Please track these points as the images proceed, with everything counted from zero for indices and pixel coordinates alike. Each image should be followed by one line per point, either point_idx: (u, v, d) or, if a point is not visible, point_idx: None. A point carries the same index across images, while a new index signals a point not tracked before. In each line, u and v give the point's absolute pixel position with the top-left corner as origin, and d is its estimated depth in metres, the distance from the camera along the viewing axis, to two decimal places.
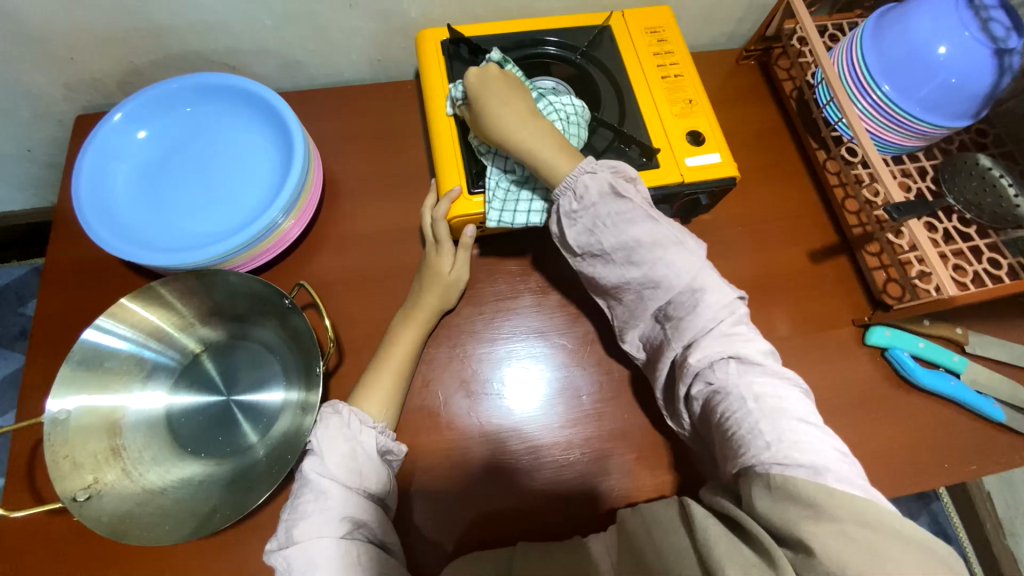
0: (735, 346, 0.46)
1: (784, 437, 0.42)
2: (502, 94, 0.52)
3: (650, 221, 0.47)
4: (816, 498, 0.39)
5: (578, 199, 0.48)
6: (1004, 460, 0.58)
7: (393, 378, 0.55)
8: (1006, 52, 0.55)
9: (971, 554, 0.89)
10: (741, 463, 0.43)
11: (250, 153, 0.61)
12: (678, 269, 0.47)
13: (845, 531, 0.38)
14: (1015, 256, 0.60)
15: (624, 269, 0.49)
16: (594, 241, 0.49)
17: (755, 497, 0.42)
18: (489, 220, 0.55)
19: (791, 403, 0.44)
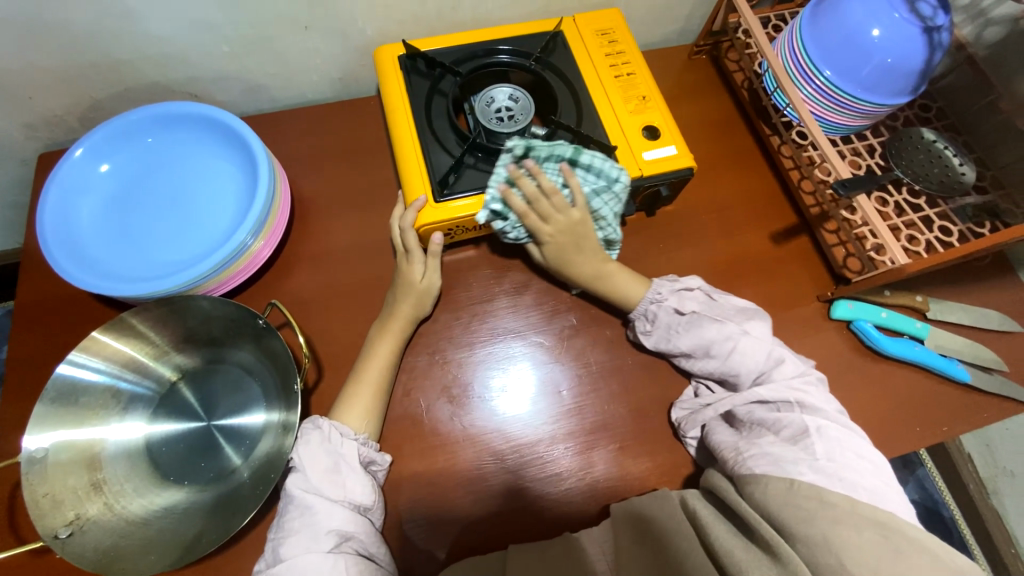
0: (802, 394, 0.52)
1: (835, 459, 0.47)
2: (572, 250, 0.60)
3: (721, 322, 0.57)
4: (843, 506, 0.44)
5: (651, 322, 0.59)
6: (973, 419, 0.60)
7: (372, 391, 0.55)
8: (935, 29, 0.57)
9: (959, 517, 0.92)
10: (786, 465, 0.48)
11: (215, 179, 0.62)
12: (752, 355, 0.55)
13: (862, 532, 0.42)
14: (964, 223, 0.62)
15: (703, 360, 0.57)
16: (674, 347, 0.58)
17: (772, 485, 0.47)
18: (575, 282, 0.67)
19: (848, 439, 0.49)
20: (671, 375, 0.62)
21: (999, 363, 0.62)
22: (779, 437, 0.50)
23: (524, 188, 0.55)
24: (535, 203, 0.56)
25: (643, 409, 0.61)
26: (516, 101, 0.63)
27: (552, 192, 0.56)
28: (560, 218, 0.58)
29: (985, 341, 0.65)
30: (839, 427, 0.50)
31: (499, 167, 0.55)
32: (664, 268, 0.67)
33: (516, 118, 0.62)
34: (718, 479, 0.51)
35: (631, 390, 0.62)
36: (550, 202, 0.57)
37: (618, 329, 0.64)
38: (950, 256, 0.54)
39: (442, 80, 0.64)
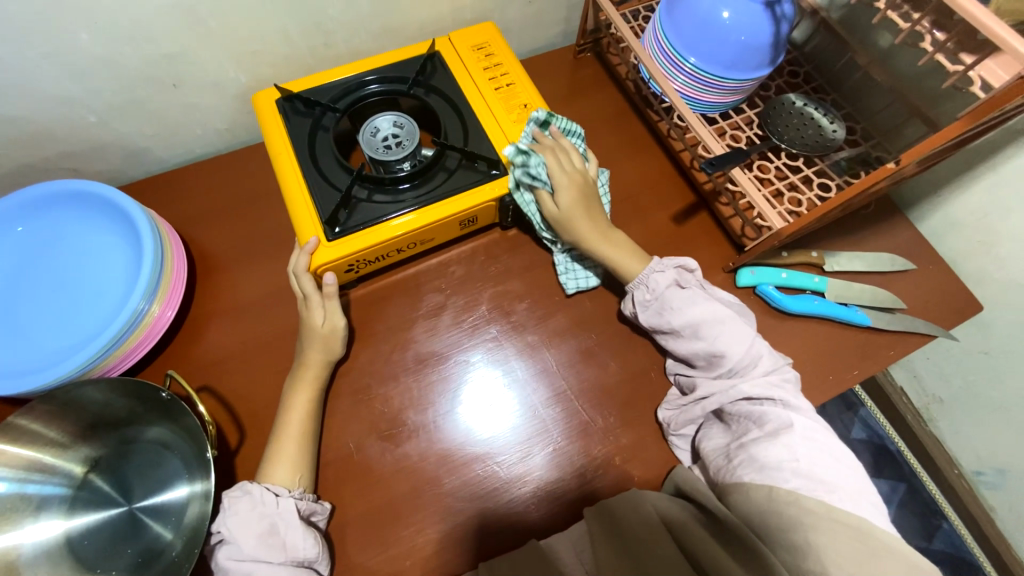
0: (781, 393, 0.53)
1: (815, 465, 0.49)
2: (585, 200, 0.61)
3: (711, 301, 0.58)
4: (819, 513, 0.47)
5: (650, 291, 0.59)
6: (881, 358, 0.63)
7: (296, 443, 0.53)
8: (775, 4, 0.61)
9: (904, 448, 0.98)
10: (766, 472, 0.50)
11: (102, 255, 0.60)
12: (734, 341, 0.55)
13: (836, 534, 0.46)
14: (841, 176, 0.66)
15: (690, 341, 0.57)
16: (664, 322, 0.58)
17: (756, 492, 0.50)
18: (568, 288, 0.65)
19: (829, 444, 0.51)
20: (598, 369, 0.63)
21: (897, 302, 0.66)
22: (763, 437, 0.52)
23: (542, 140, 0.62)
24: (548, 149, 0.62)
25: (576, 408, 0.61)
26: (401, 127, 0.63)
27: (569, 152, 0.63)
28: (576, 169, 0.62)
29: (883, 283, 0.68)
30: (817, 428, 0.52)
31: (533, 113, 0.63)
32: None
33: (403, 144, 0.62)
34: (693, 481, 0.54)
35: (562, 391, 0.62)
36: (566, 157, 0.63)
37: (540, 333, 0.65)
38: (829, 207, 0.53)
39: (324, 117, 0.63)
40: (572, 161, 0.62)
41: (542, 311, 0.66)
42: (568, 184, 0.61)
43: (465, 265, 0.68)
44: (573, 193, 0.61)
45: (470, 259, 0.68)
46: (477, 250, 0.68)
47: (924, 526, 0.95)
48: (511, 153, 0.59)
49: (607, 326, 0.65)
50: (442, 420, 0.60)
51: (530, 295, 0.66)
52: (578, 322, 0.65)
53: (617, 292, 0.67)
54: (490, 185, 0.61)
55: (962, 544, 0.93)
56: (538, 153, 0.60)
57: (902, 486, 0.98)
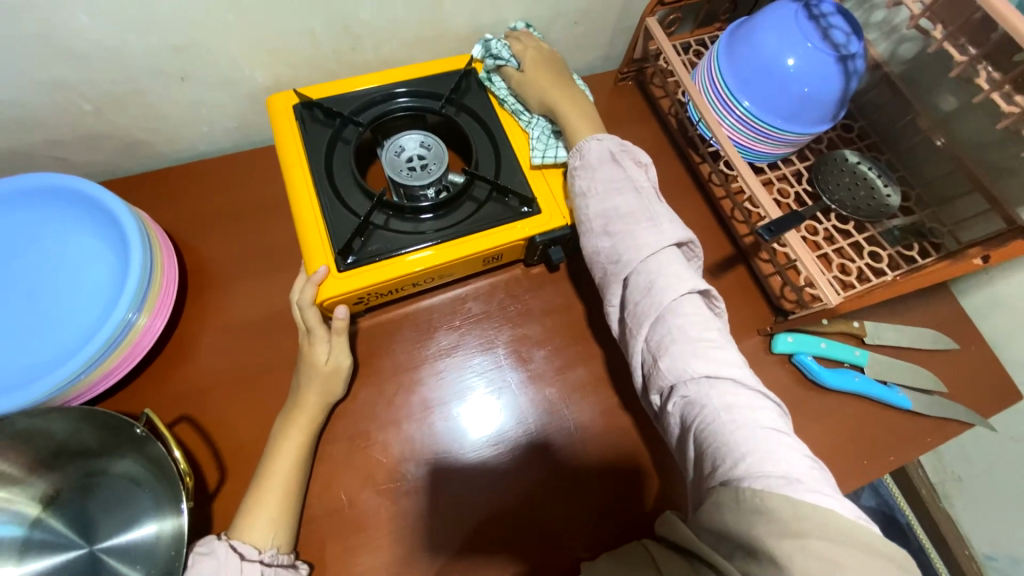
0: (705, 354, 0.45)
1: (757, 446, 0.40)
2: (549, 68, 0.60)
3: (635, 195, 0.51)
4: (787, 515, 0.36)
5: (581, 159, 0.53)
6: (919, 445, 0.59)
7: (279, 498, 0.47)
8: (849, 57, 0.56)
9: (915, 522, 0.94)
10: (718, 477, 0.41)
11: (84, 259, 0.54)
12: (648, 246, 0.49)
13: (810, 542, 0.35)
14: (893, 247, 0.62)
15: (603, 237, 0.51)
16: (584, 206, 0.52)
17: (722, 501, 0.39)
18: (533, 158, 0.57)
19: (764, 414, 0.42)
20: (619, 431, 0.58)
21: (939, 385, 0.62)
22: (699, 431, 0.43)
23: (513, 32, 0.64)
24: (515, 37, 0.63)
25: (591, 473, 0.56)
26: (428, 148, 0.58)
27: (537, 39, 0.63)
28: (542, 47, 0.62)
29: (925, 363, 0.64)
30: (750, 398, 0.43)
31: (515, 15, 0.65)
32: (601, 313, 0.63)
33: (429, 167, 0.57)
34: (671, 520, 0.44)
35: (578, 454, 0.56)
36: (533, 40, 0.63)
37: (559, 385, 0.59)
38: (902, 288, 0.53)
39: (344, 129, 0.57)
40: (537, 42, 0.62)
41: (563, 360, 0.61)
42: (531, 55, 0.60)
43: (483, 302, 0.62)
44: (534, 61, 0.60)
45: (489, 296, 0.63)
46: (498, 287, 0.63)
47: None
48: (476, 51, 0.62)
49: (633, 384, 0.60)
50: (446, 474, 0.54)
51: (551, 342, 0.61)
52: (601, 377, 0.60)
53: None
54: (522, 223, 0.56)
55: None
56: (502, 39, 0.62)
57: None
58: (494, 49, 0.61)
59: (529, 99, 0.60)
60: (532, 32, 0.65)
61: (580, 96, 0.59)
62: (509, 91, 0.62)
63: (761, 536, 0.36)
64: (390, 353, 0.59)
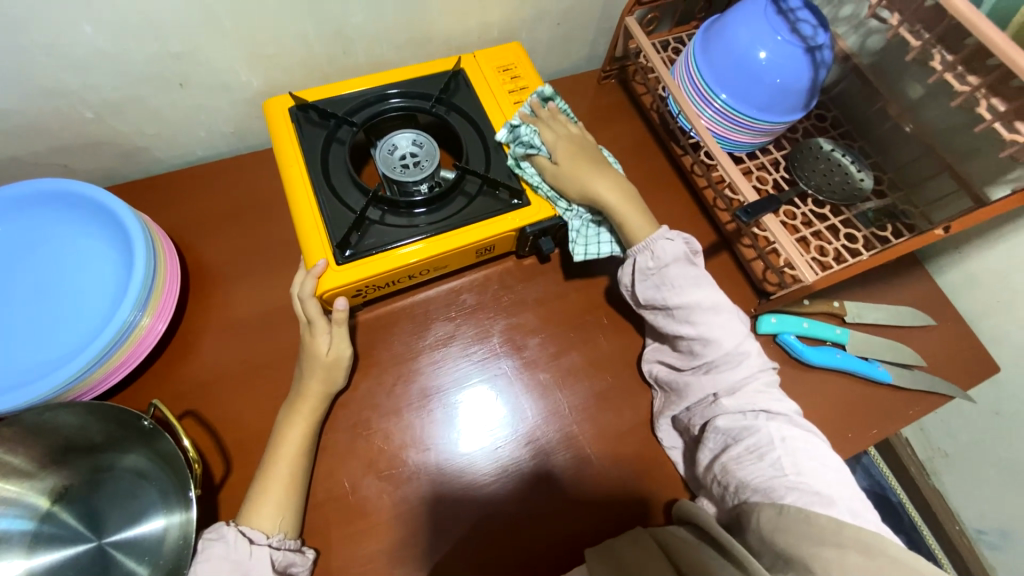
0: (764, 401, 0.50)
1: (803, 472, 0.47)
2: (585, 160, 0.59)
3: (710, 287, 0.54)
4: (828, 530, 0.41)
5: (654, 259, 0.54)
6: (901, 417, 0.62)
7: (284, 483, 0.49)
8: (817, 49, 0.59)
9: (905, 498, 0.98)
10: (757, 490, 0.47)
11: (88, 261, 0.56)
12: (725, 333, 0.52)
13: (846, 551, 0.40)
14: (867, 228, 0.64)
15: (678, 325, 0.53)
16: (659, 296, 0.54)
17: (762, 512, 0.45)
18: (576, 254, 0.59)
19: (814, 449, 0.48)
20: (611, 413, 0.60)
21: (918, 359, 0.64)
22: (747, 454, 0.48)
23: (540, 112, 0.62)
24: (542, 119, 0.62)
25: (586, 455, 0.58)
26: (420, 146, 0.60)
27: (566, 122, 0.63)
28: (574, 134, 0.62)
29: (904, 339, 0.67)
30: (802, 436, 0.49)
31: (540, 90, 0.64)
32: (592, 301, 0.66)
33: (421, 164, 0.59)
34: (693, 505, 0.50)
35: (574, 435, 0.58)
36: (562, 124, 0.62)
37: (553, 371, 0.61)
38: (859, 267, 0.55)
39: (338, 130, 0.60)
40: (566, 127, 0.62)
41: (556, 347, 0.63)
42: (564, 145, 0.60)
43: (477, 294, 0.64)
44: (571, 151, 0.60)
45: (483, 288, 0.65)
46: (491, 279, 0.65)
47: None
48: (502, 137, 0.60)
49: (623, 367, 0.62)
50: (447, 460, 0.56)
51: (544, 330, 0.63)
52: (592, 363, 0.62)
53: (636, 331, 0.64)
54: (512, 215, 0.58)
55: None
56: (530, 123, 0.61)
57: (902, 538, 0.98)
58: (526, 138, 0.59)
59: (568, 190, 0.58)
60: (558, 108, 0.64)
61: (624, 184, 0.59)
62: (541, 178, 0.60)
63: (799, 544, 0.42)
64: (388, 343, 0.61)
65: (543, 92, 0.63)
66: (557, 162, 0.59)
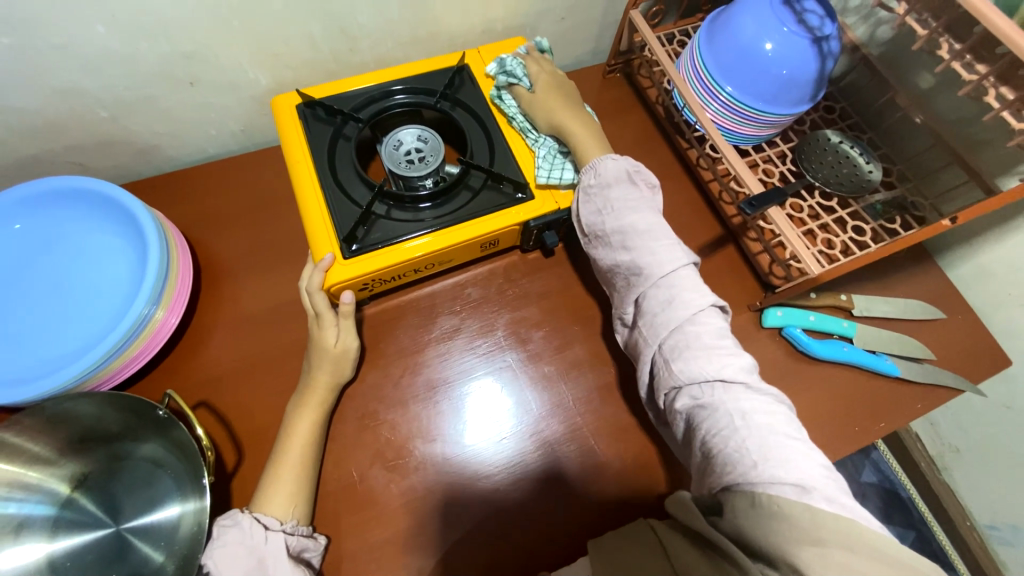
0: (718, 363, 0.47)
1: (770, 455, 0.43)
2: (561, 94, 0.62)
3: (650, 214, 0.54)
4: (802, 519, 0.39)
5: (597, 176, 0.55)
6: (909, 411, 0.61)
7: (294, 471, 0.50)
8: (824, 39, 0.58)
9: (914, 493, 0.98)
10: (727, 480, 0.44)
11: (105, 256, 0.57)
12: (662, 261, 0.51)
13: (826, 548, 0.38)
14: (875, 221, 0.64)
15: (617, 252, 0.54)
16: (599, 221, 0.54)
17: (736, 507, 0.42)
18: (538, 176, 0.59)
19: (775, 420, 0.45)
20: (616, 406, 0.60)
21: (927, 353, 0.64)
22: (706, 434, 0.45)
23: (532, 52, 0.66)
24: (532, 59, 0.65)
25: (589, 446, 0.58)
26: (425, 141, 0.61)
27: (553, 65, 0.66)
28: (558, 74, 0.65)
29: (913, 332, 0.66)
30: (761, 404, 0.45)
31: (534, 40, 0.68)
32: (596, 294, 0.66)
33: (426, 159, 0.60)
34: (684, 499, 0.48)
35: (577, 427, 0.59)
36: (550, 66, 0.66)
37: (557, 363, 0.62)
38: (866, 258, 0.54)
39: (345, 126, 0.61)
40: (553, 70, 0.65)
41: (561, 340, 0.63)
42: (545, 80, 0.63)
43: (482, 288, 0.65)
44: (548, 86, 0.63)
45: (488, 282, 0.65)
46: (496, 272, 0.66)
47: None
48: (489, 70, 0.64)
49: (627, 360, 0.62)
50: (452, 451, 0.57)
51: (548, 323, 0.64)
52: (597, 355, 0.63)
53: None
54: (516, 209, 0.58)
55: None
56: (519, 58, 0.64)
57: (911, 534, 0.98)
58: (511, 68, 0.63)
59: (538, 120, 0.61)
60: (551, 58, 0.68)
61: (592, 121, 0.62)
62: (518, 109, 0.63)
63: (781, 543, 0.39)
64: (394, 336, 0.61)
65: (539, 42, 0.67)
66: (535, 92, 0.62)
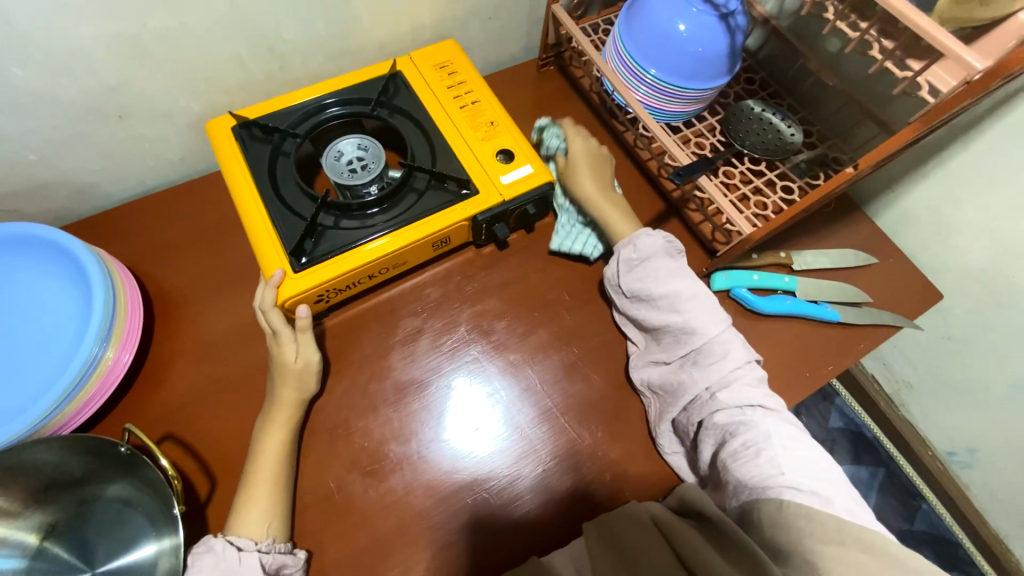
0: (759, 398, 0.53)
1: (801, 473, 0.49)
2: (592, 166, 0.66)
3: (690, 280, 0.58)
4: (832, 527, 0.45)
5: (637, 251, 0.58)
6: (853, 352, 0.65)
7: (268, 490, 0.50)
8: (729, 15, 0.62)
9: (879, 432, 1.04)
10: (760, 489, 0.48)
11: (48, 300, 0.56)
12: (705, 319, 0.55)
13: (846, 548, 0.44)
14: (801, 179, 0.68)
15: (663, 313, 0.57)
16: (643, 287, 0.58)
17: (763, 509, 0.47)
18: (552, 243, 0.68)
19: (807, 449, 0.51)
20: (583, 383, 0.62)
21: (863, 296, 0.68)
22: (744, 452, 0.50)
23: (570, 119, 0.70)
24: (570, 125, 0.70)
25: (563, 426, 0.60)
26: (366, 149, 0.62)
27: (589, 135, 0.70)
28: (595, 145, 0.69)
29: (849, 279, 0.70)
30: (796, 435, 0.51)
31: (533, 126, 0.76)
32: (552, 280, 0.68)
33: (368, 167, 0.61)
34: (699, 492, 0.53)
35: (548, 410, 0.61)
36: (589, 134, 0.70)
37: (522, 350, 0.64)
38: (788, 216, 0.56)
39: (283, 143, 0.61)
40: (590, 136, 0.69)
41: (524, 327, 0.65)
42: (580, 149, 0.67)
43: (442, 287, 0.66)
44: (582, 155, 0.67)
45: (446, 280, 0.67)
46: (453, 270, 0.67)
47: (905, 509, 1.01)
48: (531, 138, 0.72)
49: (588, 338, 0.65)
50: (429, 450, 0.57)
51: (509, 313, 0.66)
52: (559, 338, 0.65)
53: (597, 303, 0.67)
54: (462, 206, 0.60)
55: (941, 523, 1.00)
56: (559, 126, 0.70)
57: (881, 471, 1.04)
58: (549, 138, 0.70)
59: (565, 189, 0.67)
60: None
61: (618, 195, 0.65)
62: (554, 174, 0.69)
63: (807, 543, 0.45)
64: (358, 344, 0.62)
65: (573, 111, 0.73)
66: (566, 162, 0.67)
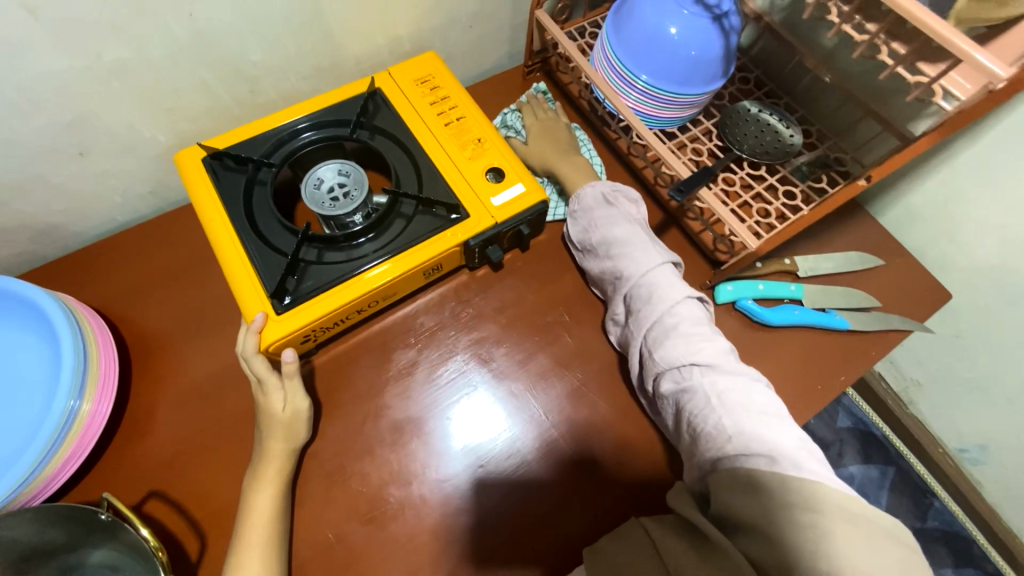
0: (696, 347, 0.50)
1: (743, 428, 0.46)
2: (553, 140, 0.68)
3: (629, 227, 0.58)
4: (774, 488, 0.42)
5: (577, 203, 0.61)
6: (865, 360, 0.63)
7: (260, 553, 0.46)
8: (723, 16, 0.59)
9: (888, 430, 1.03)
10: (703, 449, 0.47)
11: (15, 356, 0.52)
12: (641, 267, 0.56)
13: (793, 510, 0.40)
14: (804, 183, 0.66)
15: (603, 262, 0.59)
16: (585, 238, 0.60)
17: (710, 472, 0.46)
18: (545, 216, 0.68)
19: (753, 397, 0.48)
20: (589, 410, 0.60)
21: (872, 301, 0.66)
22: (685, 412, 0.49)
23: (530, 99, 0.73)
24: (527, 106, 0.72)
25: (570, 455, 0.57)
26: (347, 175, 0.58)
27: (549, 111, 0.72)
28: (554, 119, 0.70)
29: (856, 283, 0.68)
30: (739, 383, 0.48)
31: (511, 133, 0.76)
32: (550, 300, 0.65)
33: (351, 194, 0.57)
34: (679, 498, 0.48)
35: (553, 439, 0.58)
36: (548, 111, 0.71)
37: (523, 377, 0.61)
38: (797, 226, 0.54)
39: (258, 173, 0.57)
40: (547, 112, 0.71)
41: (524, 352, 0.62)
42: (536, 127, 0.69)
43: (435, 314, 0.63)
44: (539, 134, 0.69)
45: (440, 307, 0.64)
46: (447, 296, 0.64)
47: (918, 506, 1.00)
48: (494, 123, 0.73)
49: (591, 361, 0.62)
50: (430, 489, 0.55)
51: (507, 338, 0.63)
52: (561, 361, 0.62)
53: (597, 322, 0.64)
54: (452, 232, 0.56)
55: (954, 519, 0.99)
56: (517, 108, 0.73)
57: (891, 470, 1.03)
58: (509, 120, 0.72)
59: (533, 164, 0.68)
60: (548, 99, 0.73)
61: (582, 162, 0.66)
62: None
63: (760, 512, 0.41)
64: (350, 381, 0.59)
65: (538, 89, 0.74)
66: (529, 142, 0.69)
